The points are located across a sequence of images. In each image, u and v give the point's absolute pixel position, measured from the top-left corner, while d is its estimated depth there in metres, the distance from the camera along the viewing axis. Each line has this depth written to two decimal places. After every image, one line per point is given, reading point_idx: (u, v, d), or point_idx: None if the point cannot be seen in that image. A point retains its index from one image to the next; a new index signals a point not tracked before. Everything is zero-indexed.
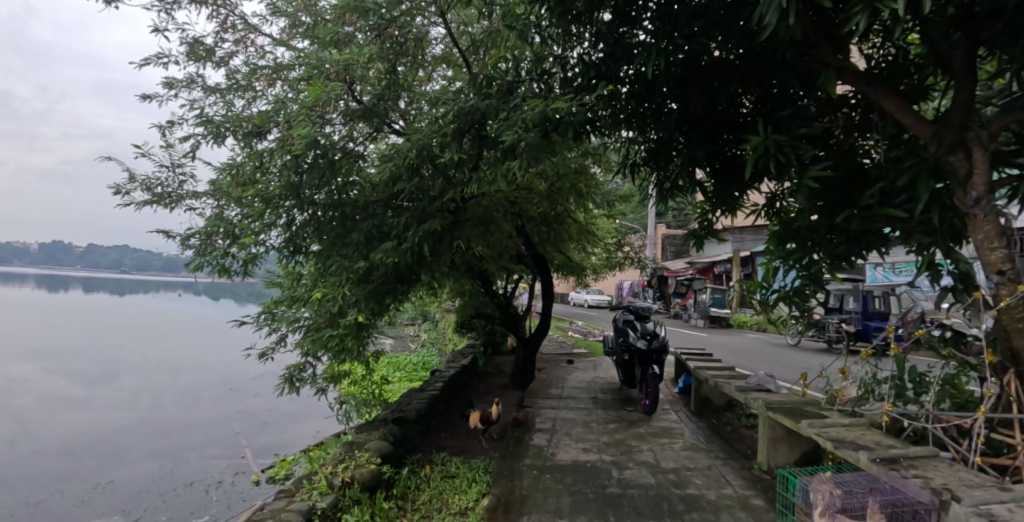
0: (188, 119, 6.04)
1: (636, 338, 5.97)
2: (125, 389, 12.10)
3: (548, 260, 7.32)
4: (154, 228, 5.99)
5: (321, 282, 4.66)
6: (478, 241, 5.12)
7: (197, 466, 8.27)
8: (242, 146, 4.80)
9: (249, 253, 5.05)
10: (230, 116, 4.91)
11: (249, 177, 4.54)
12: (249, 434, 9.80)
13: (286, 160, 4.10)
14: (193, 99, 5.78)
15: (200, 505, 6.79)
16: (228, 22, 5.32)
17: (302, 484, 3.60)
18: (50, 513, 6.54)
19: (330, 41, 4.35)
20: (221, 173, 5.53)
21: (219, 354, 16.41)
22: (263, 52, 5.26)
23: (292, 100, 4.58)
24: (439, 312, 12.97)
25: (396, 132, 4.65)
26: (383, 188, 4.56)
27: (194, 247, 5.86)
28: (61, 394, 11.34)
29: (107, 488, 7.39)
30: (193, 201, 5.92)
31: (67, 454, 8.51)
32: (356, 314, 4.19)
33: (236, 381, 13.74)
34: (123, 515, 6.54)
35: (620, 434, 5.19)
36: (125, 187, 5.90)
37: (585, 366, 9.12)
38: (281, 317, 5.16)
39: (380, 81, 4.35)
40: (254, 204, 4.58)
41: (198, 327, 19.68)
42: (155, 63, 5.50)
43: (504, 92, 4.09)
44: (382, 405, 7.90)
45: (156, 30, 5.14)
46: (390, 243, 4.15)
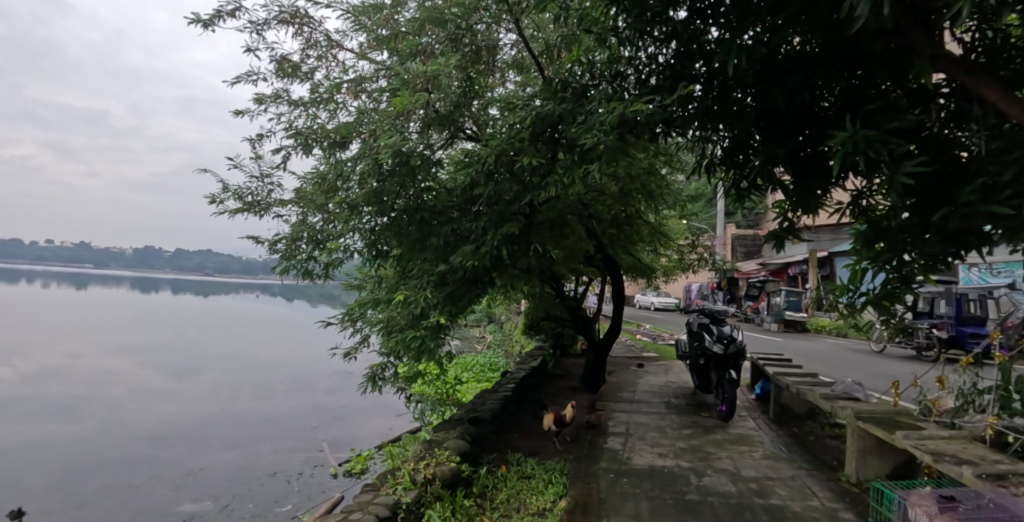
0: (274, 131, 6.39)
1: (712, 342, 5.79)
2: (211, 384, 12.98)
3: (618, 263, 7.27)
4: (245, 237, 6.38)
5: (401, 283, 4.90)
6: (551, 244, 5.22)
7: (278, 457, 8.75)
8: (327, 155, 5.06)
9: (334, 257, 5.34)
10: (316, 128, 5.20)
11: (334, 185, 4.78)
12: (326, 429, 10.28)
13: (369, 168, 4.31)
14: (279, 114, 6.12)
15: (282, 494, 7.20)
16: (312, 39, 5.61)
17: (387, 478, 3.76)
18: (149, 497, 7.18)
19: (410, 52, 4.53)
20: (306, 182, 5.84)
21: (295, 353, 17.28)
22: (345, 67, 5.51)
23: (374, 110, 4.80)
24: (506, 314, 13.12)
25: (469, 138, 4.78)
26: (459, 193, 4.73)
27: (281, 251, 6.22)
28: (158, 390, 12.34)
29: (199, 475, 7.97)
30: (280, 208, 6.27)
31: (165, 443, 9.26)
32: (438, 316, 4.31)
33: (313, 378, 14.45)
34: (214, 501, 7.08)
35: (696, 440, 5.08)
36: (219, 196, 6.31)
37: (656, 370, 8.97)
38: (364, 318, 5.42)
39: (459, 90, 4.47)
40: (340, 209, 4.85)
41: (277, 327, 20.78)
42: (247, 81, 5.87)
43: (579, 95, 4.15)
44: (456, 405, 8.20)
45: (248, 50, 5.49)
46: (469, 246, 4.30)
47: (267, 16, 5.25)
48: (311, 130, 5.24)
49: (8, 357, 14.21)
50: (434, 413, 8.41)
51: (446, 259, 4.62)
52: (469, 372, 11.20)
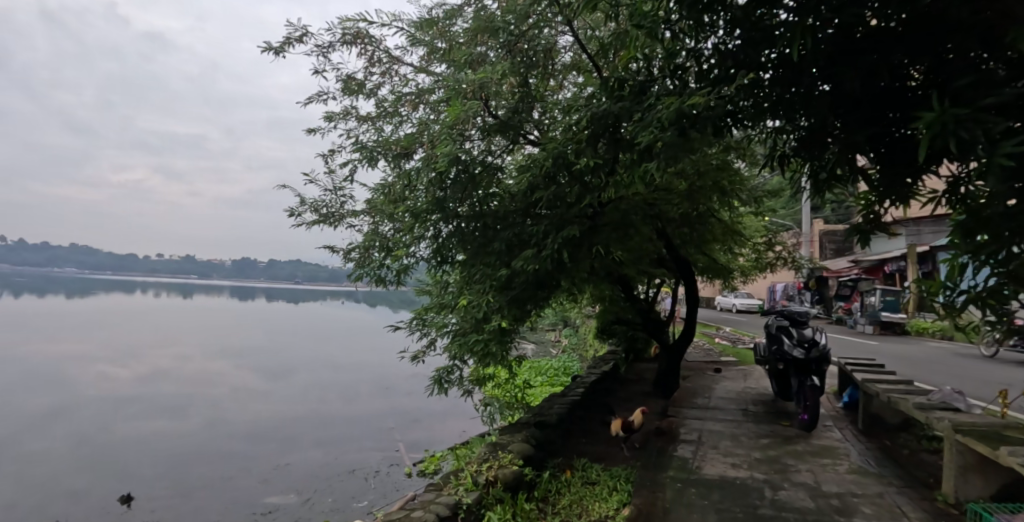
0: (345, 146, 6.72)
1: (791, 346, 5.46)
2: (299, 386, 13.80)
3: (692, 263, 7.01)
4: (322, 248, 6.74)
5: (467, 289, 4.92)
6: (616, 246, 5.11)
7: (357, 455, 9.14)
8: (392, 167, 5.26)
9: (402, 264, 5.52)
10: (380, 141, 5.42)
11: (400, 194, 4.92)
12: (402, 430, 10.61)
13: (430, 176, 4.42)
14: (348, 130, 6.42)
15: (359, 491, 7.50)
16: (375, 56, 5.84)
17: (450, 480, 3.81)
18: (240, 488, 7.76)
19: (465, 62, 4.60)
20: (375, 193, 6.09)
21: (375, 356, 18.01)
22: (407, 80, 5.70)
23: (434, 120, 4.90)
24: (579, 318, 12.99)
25: (531, 143, 4.74)
26: (522, 198, 4.64)
27: (355, 259, 6.53)
28: (252, 390, 13.28)
29: (285, 469, 8.49)
30: (352, 219, 6.56)
31: (257, 439, 9.95)
32: (500, 320, 4.45)
33: (391, 381, 14.99)
34: (297, 494, 7.51)
35: (774, 451, 4.77)
36: (297, 210, 6.70)
37: (734, 375, 8.54)
38: (432, 323, 5.57)
39: (514, 95, 4.54)
40: (406, 218, 5.03)
41: (357, 332, 21.79)
42: (318, 101, 6.20)
43: (637, 93, 3.92)
44: (526, 408, 8.23)
45: (317, 71, 5.80)
46: (530, 251, 4.27)
47: (332, 38, 5.52)
48: (376, 143, 5.47)
49: (127, 361, 15.83)
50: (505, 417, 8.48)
51: (507, 263, 4.60)
52: (542, 376, 11.20)
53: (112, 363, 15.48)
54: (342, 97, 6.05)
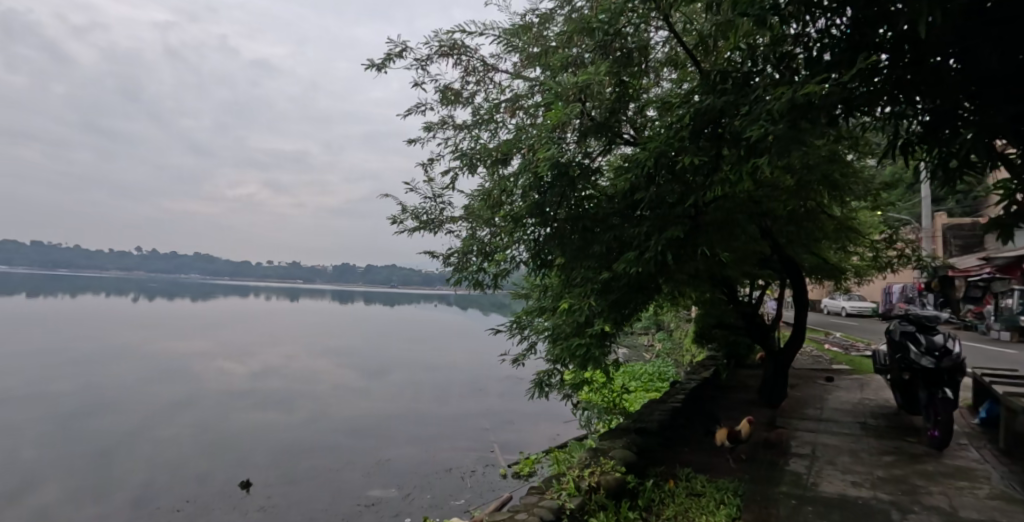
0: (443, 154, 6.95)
1: (918, 356, 4.92)
2: (397, 385, 14.44)
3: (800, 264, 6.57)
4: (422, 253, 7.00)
5: (565, 292, 5.04)
6: (721, 246, 4.85)
7: (453, 454, 9.38)
8: (491, 173, 5.38)
9: (500, 269, 5.83)
10: (478, 148, 5.64)
11: (498, 199, 5.10)
12: (495, 431, 10.78)
13: (530, 182, 4.52)
14: (446, 138, 6.64)
15: (457, 489, 7.70)
16: (470, 66, 6.01)
17: (552, 484, 3.80)
18: (345, 480, 8.22)
19: (562, 65, 4.60)
20: (474, 199, 6.25)
21: (467, 358, 18.45)
22: (503, 88, 5.81)
23: (530, 125, 5.02)
24: (673, 322, 12.59)
25: (628, 142, 4.72)
26: (622, 198, 4.60)
27: (454, 263, 6.75)
28: (354, 388, 14.06)
29: (386, 464, 8.89)
30: (451, 224, 6.77)
31: (359, 435, 10.48)
32: (603, 324, 4.41)
33: (482, 382, 15.28)
34: (397, 489, 7.84)
35: (900, 469, 4.36)
36: (399, 217, 7.01)
37: (849, 385, 7.90)
38: (532, 326, 5.85)
39: (612, 95, 4.47)
40: (503, 223, 5.26)
41: (448, 337, 22.47)
42: (417, 112, 6.46)
43: (741, 85, 3.75)
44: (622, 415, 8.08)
45: (417, 84, 6.04)
46: (633, 253, 4.25)
47: (430, 51, 5.74)
48: (476, 150, 5.65)
49: (244, 359, 17.29)
50: (600, 422, 8.37)
51: (608, 267, 4.66)
52: (636, 381, 10.96)
53: (231, 361, 16.95)
54: (440, 107, 6.26)
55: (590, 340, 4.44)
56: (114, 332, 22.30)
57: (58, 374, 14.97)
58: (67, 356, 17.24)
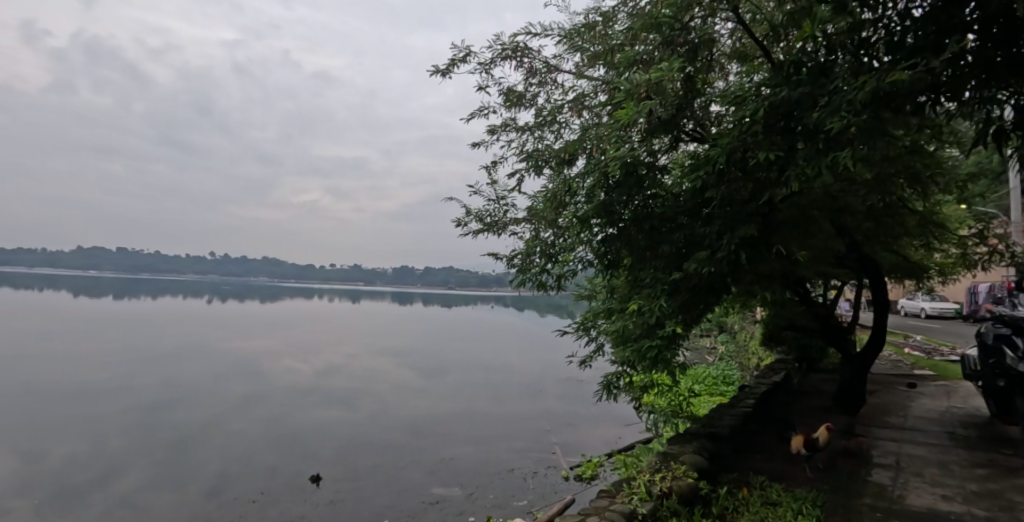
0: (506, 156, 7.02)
1: (1015, 361, 4.55)
2: (456, 385, 14.68)
3: (881, 263, 6.19)
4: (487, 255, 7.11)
5: (633, 292, 5.12)
6: (797, 245, 4.65)
7: (513, 455, 9.42)
8: (555, 173, 5.71)
9: (565, 269, 6.13)
10: (544, 149, 5.87)
11: (561, 199, 5.40)
12: (555, 433, 10.77)
13: (596, 181, 4.75)
14: (509, 140, 6.70)
15: (519, 490, 7.75)
16: (532, 67, 6.07)
17: (623, 488, 3.88)
18: (408, 478, 8.41)
19: (631, 62, 4.53)
20: (538, 201, 6.30)
21: (524, 360, 18.51)
22: (567, 88, 6.08)
23: (594, 125, 5.29)
24: (737, 324, 12.18)
25: (694, 139, 4.81)
26: (691, 197, 4.62)
27: (518, 265, 6.83)
28: (416, 387, 14.40)
29: (448, 463, 9.04)
30: (515, 226, 6.83)
31: (421, 433, 10.69)
32: (674, 326, 4.52)
33: (540, 384, 15.27)
34: (460, 487, 7.98)
35: (997, 484, 4.05)
36: (464, 219, 7.14)
37: (935, 392, 7.39)
38: (596, 328, 6.19)
39: (680, 92, 4.37)
40: (568, 221, 5.51)
41: (505, 340, 22.65)
42: (481, 116, 6.59)
43: (818, 74, 3.60)
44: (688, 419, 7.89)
45: (481, 88, 6.14)
46: (705, 252, 4.17)
47: (493, 55, 5.82)
48: (541, 152, 5.89)
49: (311, 357, 18.04)
50: (665, 426, 8.22)
51: (678, 268, 4.68)
52: (700, 385, 10.68)
53: (299, 359, 17.73)
54: (503, 109, 6.35)
55: (659, 342, 4.54)
56: (194, 332, 23.77)
57: (144, 370, 16.10)
58: (153, 354, 18.52)
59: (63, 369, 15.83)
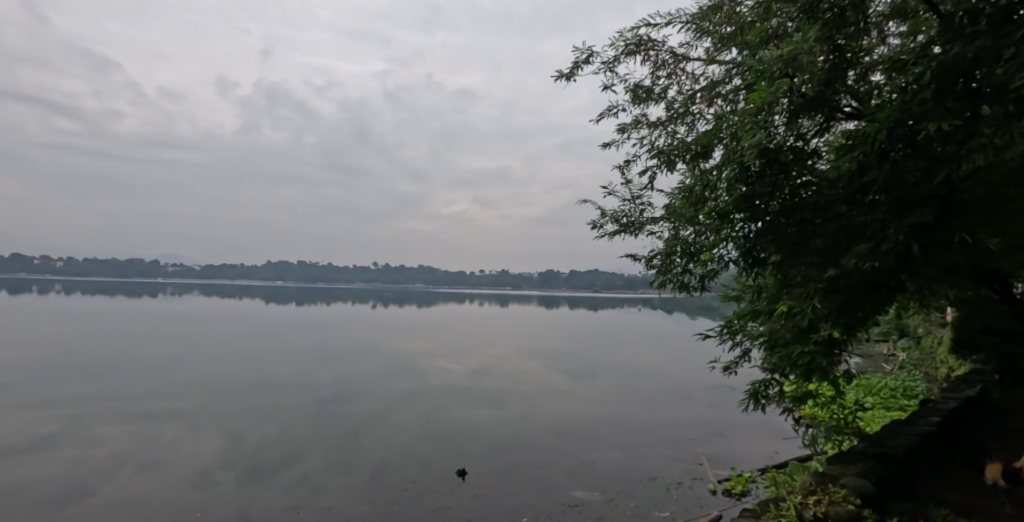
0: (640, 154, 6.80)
1: None
2: (598, 389, 14.57)
3: None
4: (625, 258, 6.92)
5: (783, 292, 4.68)
6: (988, 233, 3.88)
7: (657, 463, 9.09)
8: (690, 168, 5.43)
9: (708, 270, 5.76)
10: (676, 144, 5.61)
11: (699, 196, 5.15)
12: (703, 442, 10.18)
13: (736, 172, 4.38)
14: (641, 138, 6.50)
15: (662, 500, 7.45)
16: (660, 60, 5.84)
17: (775, 509, 4.07)
18: (550, 478, 8.50)
19: (762, 39, 4.29)
20: (676, 198, 6.01)
21: (669, 366, 17.79)
22: (697, 76, 5.81)
23: (731, 112, 4.93)
24: (921, 327, 10.51)
25: (849, 116, 4.24)
26: (847, 182, 4.12)
27: (658, 266, 6.56)
28: (558, 389, 14.56)
29: (590, 467, 8.99)
30: (653, 226, 6.59)
31: (562, 435, 10.77)
32: (831, 329, 4.22)
33: (687, 390, 14.56)
34: (601, 492, 7.89)
35: None
36: (600, 222, 7.05)
37: None
38: (744, 331, 5.71)
39: (826, 66, 3.94)
40: (707, 219, 5.19)
41: (649, 346, 21.96)
42: (610, 116, 6.49)
43: (1002, 22, 3.17)
44: (855, 435, 6.95)
45: (607, 88, 6.04)
46: (865, 245, 3.77)
47: (617, 53, 5.70)
48: (672, 146, 5.66)
49: (459, 359, 19.09)
50: (827, 442, 7.32)
51: (836, 264, 4.17)
52: (874, 397, 9.41)
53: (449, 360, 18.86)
54: (632, 107, 6.18)
55: (813, 349, 4.31)
56: (359, 335, 26.40)
57: (320, 367, 18.24)
58: (327, 353, 20.91)
59: (258, 365, 18.51)
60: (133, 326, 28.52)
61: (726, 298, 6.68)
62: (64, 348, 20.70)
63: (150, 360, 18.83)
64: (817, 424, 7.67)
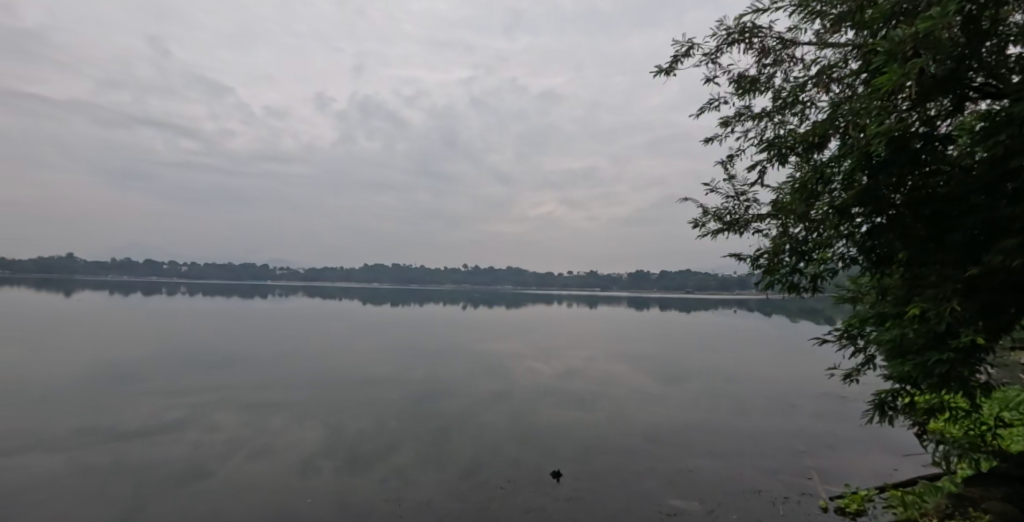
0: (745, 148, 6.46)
1: None
2: (693, 394, 14.04)
3: None
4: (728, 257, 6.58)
5: (914, 294, 4.26)
6: None
7: (760, 475, 8.60)
8: (802, 161, 5.14)
9: (822, 267, 5.57)
10: (786, 135, 5.28)
11: (812, 191, 4.85)
12: (811, 455, 9.50)
13: (857, 163, 4.06)
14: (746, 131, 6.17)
15: (768, 515, 7.03)
16: (766, 47, 5.52)
17: None
18: (644, 485, 8.30)
19: (886, 15, 3.94)
20: (786, 193, 5.66)
21: (769, 372, 16.81)
22: (808, 63, 5.45)
23: (849, 99, 4.60)
24: None
25: (986, 96, 3.89)
26: (987, 168, 3.72)
27: (765, 266, 6.20)
28: (649, 393, 14.21)
29: (687, 475, 8.67)
30: (759, 223, 6.23)
31: (656, 440, 10.48)
32: (974, 337, 3.79)
33: (791, 398, 13.68)
34: (701, 503, 7.58)
35: None
36: (700, 220, 6.77)
37: None
38: (866, 335, 5.25)
39: (962, 42, 3.59)
40: (822, 214, 4.93)
41: (748, 351, 20.73)
42: (711, 109, 6.23)
43: None
44: (996, 455, 6.20)
45: (709, 80, 5.80)
46: (1016, 241, 3.35)
47: (720, 42, 5.45)
48: (781, 137, 5.34)
49: (546, 360, 19.14)
50: (962, 462, 6.57)
51: (977, 262, 3.85)
52: (1017, 413, 8.35)
53: (537, 361, 18.94)
54: (735, 98, 5.89)
55: (951, 356, 3.97)
56: (448, 335, 27.20)
57: (413, 366, 18.99)
58: (419, 352, 21.74)
59: (357, 362, 19.58)
60: (251, 325, 31.17)
61: (840, 299, 6.16)
62: (192, 344, 23.03)
63: (264, 356, 20.49)
64: (948, 441, 6.91)
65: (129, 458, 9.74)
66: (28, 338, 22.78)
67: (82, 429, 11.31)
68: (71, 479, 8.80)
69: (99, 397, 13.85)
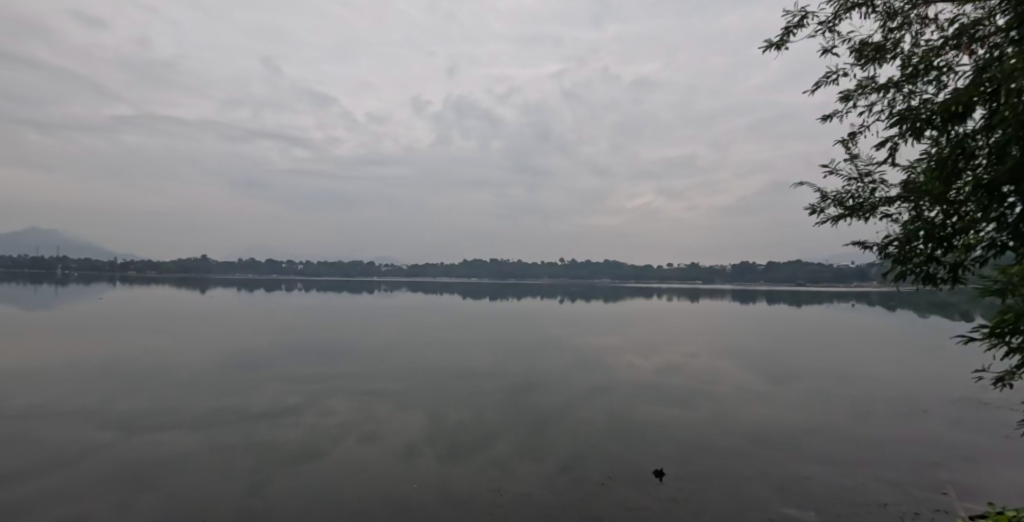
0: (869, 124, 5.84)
1: None
2: (804, 395, 13.06)
3: None
4: (851, 245, 6.00)
5: None
6: None
7: (886, 486, 7.84)
8: (940, 134, 4.55)
9: (967, 255, 4.87)
10: (920, 106, 4.71)
11: (952, 168, 4.29)
12: (949, 467, 8.50)
13: (1009, 135, 3.56)
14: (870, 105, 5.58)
15: None
16: (893, 8, 4.95)
17: None
18: (752, 490, 7.84)
19: None
20: (920, 171, 5.05)
21: (894, 372, 15.25)
22: (946, 22, 4.81)
23: (999, 59, 4.00)
24: None
25: None
26: None
27: (895, 254, 5.59)
28: (756, 392, 13.40)
29: (800, 481, 8.09)
30: (889, 207, 5.62)
31: (765, 443, 9.87)
32: None
33: (921, 403, 12.33)
34: (817, 514, 7.04)
35: None
36: (818, 206, 6.22)
37: None
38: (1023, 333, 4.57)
39: None
40: (966, 193, 4.34)
41: (870, 350, 18.87)
42: (828, 83, 5.70)
43: None
44: None
45: (824, 51, 5.31)
46: None
47: (837, 8, 4.97)
48: (913, 109, 4.77)
49: (643, 355, 18.65)
50: None
51: None
52: None
53: (632, 357, 18.51)
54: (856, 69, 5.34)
55: None
56: (541, 329, 27.32)
57: (508, 359, 19.30)
58: (513, 346, 22.02)
59: (454, 355, 20.22)
60: (358, 319, 33.05)
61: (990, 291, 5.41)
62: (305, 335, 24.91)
63: (369, 348, 21.71)
64: None
65: (254, 438, 10.72)
66: (172, 330, 25.70)
67: (217, 410, 12.61)
68: (208, 455, 9.85)
69: (229, 382, 15.35)
